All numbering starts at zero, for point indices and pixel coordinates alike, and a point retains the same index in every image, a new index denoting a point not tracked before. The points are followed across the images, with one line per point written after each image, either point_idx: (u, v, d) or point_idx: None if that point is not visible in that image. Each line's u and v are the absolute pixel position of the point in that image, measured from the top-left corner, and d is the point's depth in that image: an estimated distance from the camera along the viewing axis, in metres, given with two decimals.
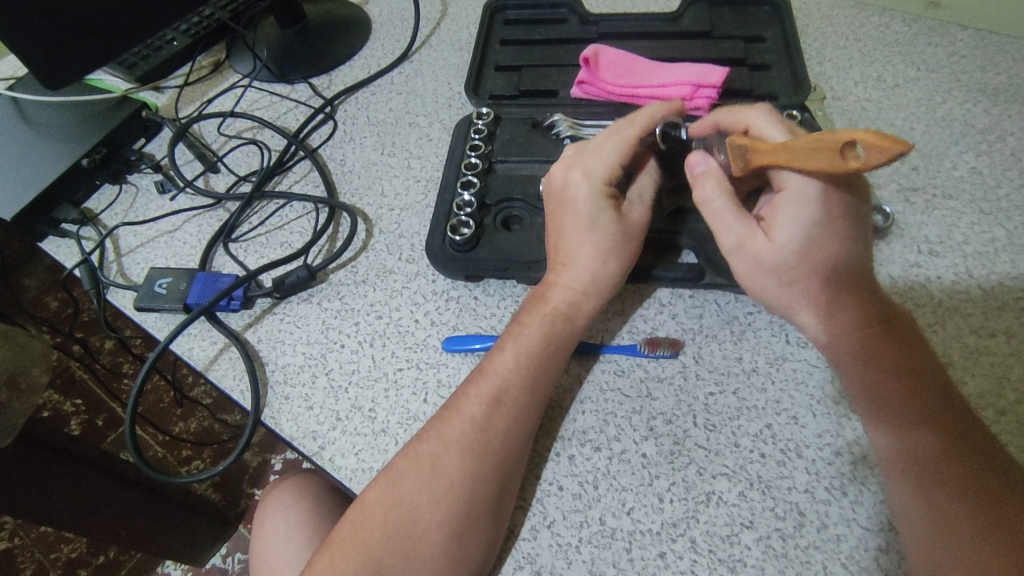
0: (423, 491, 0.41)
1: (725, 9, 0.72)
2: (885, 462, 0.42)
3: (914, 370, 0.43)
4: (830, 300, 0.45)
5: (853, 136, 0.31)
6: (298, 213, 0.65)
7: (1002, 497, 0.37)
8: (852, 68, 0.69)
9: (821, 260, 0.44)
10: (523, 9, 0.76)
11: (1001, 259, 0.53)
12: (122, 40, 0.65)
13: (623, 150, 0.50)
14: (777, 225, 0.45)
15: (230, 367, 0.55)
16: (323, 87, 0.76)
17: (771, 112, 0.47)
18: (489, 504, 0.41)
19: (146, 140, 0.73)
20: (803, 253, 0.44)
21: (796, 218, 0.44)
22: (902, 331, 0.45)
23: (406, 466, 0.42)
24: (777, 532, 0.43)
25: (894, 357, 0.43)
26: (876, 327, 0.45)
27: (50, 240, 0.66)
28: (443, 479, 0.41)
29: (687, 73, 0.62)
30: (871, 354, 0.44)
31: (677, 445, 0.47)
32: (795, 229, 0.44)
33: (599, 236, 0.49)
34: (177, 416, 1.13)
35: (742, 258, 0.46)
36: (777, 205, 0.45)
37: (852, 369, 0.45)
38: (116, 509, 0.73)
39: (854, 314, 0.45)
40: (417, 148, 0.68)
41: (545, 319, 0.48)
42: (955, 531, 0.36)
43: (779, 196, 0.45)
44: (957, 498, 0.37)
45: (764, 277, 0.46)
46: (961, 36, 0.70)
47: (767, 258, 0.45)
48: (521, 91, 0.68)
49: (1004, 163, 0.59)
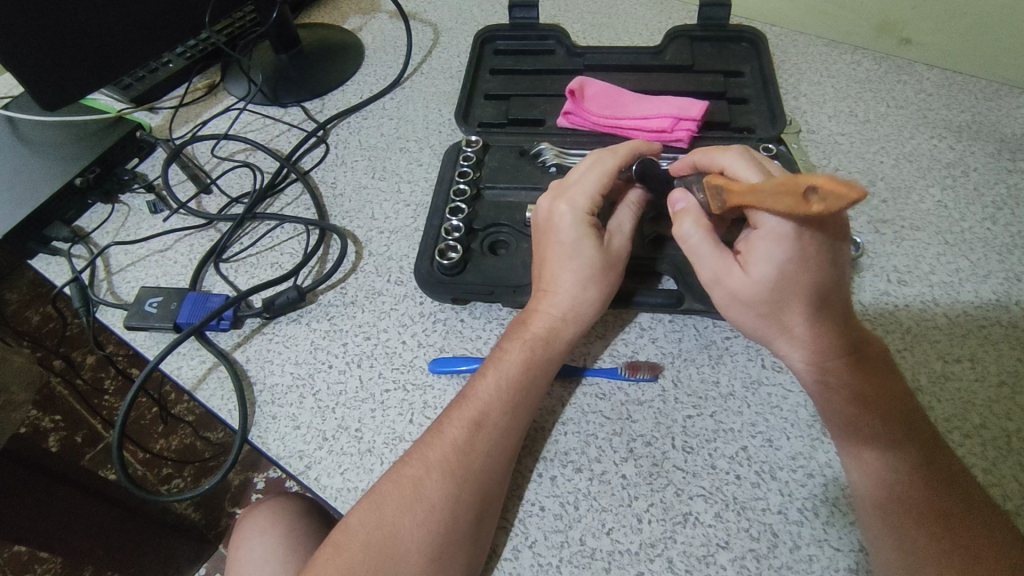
0: (406, 514, 0.42)
1: (706, 45, 0.75)
2: (858, 489, 0.43)
3: (880, 398, 0.45)
4: (802, 330, 0.46)
5: (810, 181, 0.30)
6: (289, 234, 0.66)
7: (962, 517, 0.38)
8: (826, 104, 0.72)
9: (796, 295, 0.45)
10: (513, 40, 0.79)
11: (964, 288, 0.56)
12: (117, 59, 0.66)
13: (601, 180, 0.52)
14: (753, 260, 0.45)
15: (219, 386, 0.56)
16: (316, 111, 0.78)
17: (745, 153, 0.48)
18: (470, 527, 0.42)
19: (139, 160, 0.74)
20: (777, 288, 0.45)
21: (771, 256, 0.44)
22: (878, 361, 0.46)
23: (389, 489, 0.43)
24: (751, 552, 0.44)
25: (869, 386, 0.45)
26: (848, 358, 0.46)
27: (40, 257, 0.66)
28: (426, 503, 0.42)
29: (668, 106, 0.65)
30: (843, 386, 0.46)
31: (655, 466, 0.48)
32: (769, 266, 0.44)
33: (582, 262, 0.51)
34: (158, 433, 1.13)
35: (721, 291, 0.48)
36: (753, 242, 0.45)
37: (827, 396, 0.46)
38: (95, 527, 0.72)
39: (828, 343, 0.46)
40: (407, 172, 0.70)
41: (527, 349, 0.50)
42: (917, 553, 0.38)
43: (755, 233, 0.45)
44: (918, 521, 0.39)
45: (741, 310, 0.48)
46: (927, 75, 0.73)
47: (742, 294, 0.47)
48: (509, 120, 0.70)
49: (968, 197, 0.62)
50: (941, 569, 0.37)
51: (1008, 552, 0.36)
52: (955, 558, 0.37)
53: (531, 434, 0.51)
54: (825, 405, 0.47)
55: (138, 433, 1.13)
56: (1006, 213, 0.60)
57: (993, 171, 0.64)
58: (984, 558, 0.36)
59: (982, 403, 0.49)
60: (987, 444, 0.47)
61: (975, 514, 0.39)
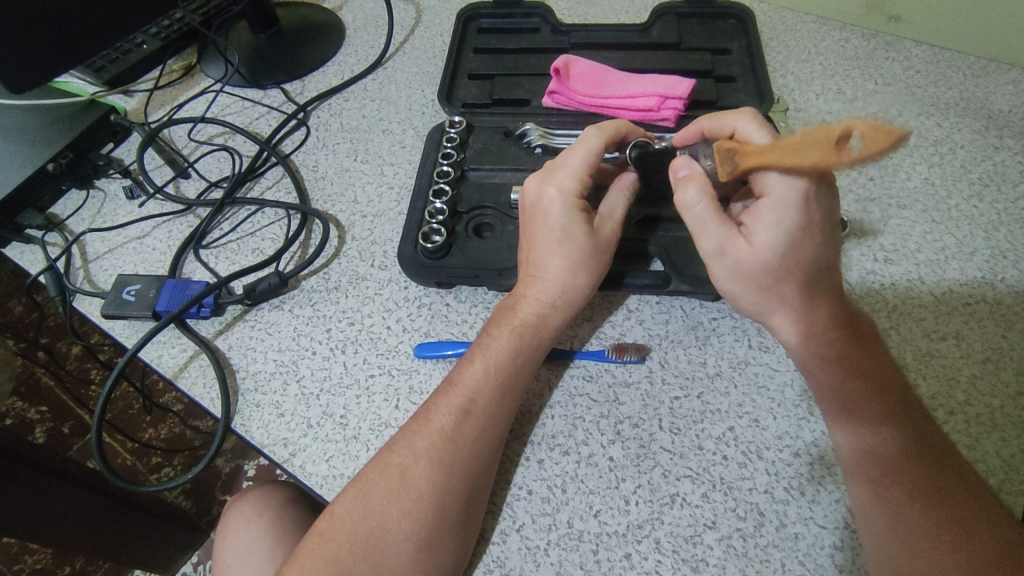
0: (392, 502, 0.41)
1: (693, 22, 0.74)
2: (849, 463, 0.43)
3: (872, 373, 0.44)
4: (799, 303, 0.46)
5: (850, 127, 0.31)
6: (270, 219, 0.65)
7: (955, 493, 0.38)
8: (814, 82, 0.71)
9: (794, 264, 0.45)
10: (497, 18, 0.77)
11: (950, 266, 0.56)
12: (80, 24, 0.63)
13: (587, 161, 0.51)
14: (757, 228, 0.45)
15: (200, 375, 0.55)
16: (296, 93, 0.76)
17: (756, 117, 0.48)
18: (458, 513, 0.42)
19: (114, 144, 0.72)
20: (782, 258, 0.44)
21: (777, 222, 0.43)
22: (872, 339, 0.47)
23: (377, 478, 0.43)
24: (738, 532, 0.44)
25: (865, 361, 0.45)
26: (842, 334, 0.46)
27: (14, 245, 0.65)
28: (412, 491, 0.42)
29: (654, 86, 0.64)
30: (839, 360, 0.46)
31: (643, 448, 0.48)
32: (775, 233, 0.44)
33: (571, 245, 0.50)
34: (145, 423, 1.12)
35: (723, 262, 0.46)
36: (758, 209, 0.45)
37: (821, 369, 0.46)
38: (83, 520, 0.71)
39: (823, 317, 0.46)
40: (390, 155, 0.69)
41: (513, 335, 0.49)
42: (910, 529, 0.38)
43: (762, 200, 0.44)
44: (911, 495, 0.39)
45: (740, 282, 0.47)
46: (915, 52, 0.73)
47: (746, 265, 0.45)
48: (493, 100, 0.69)
49: (954, 174, 0.62)
50: (933, 541, 0.37)
51: (997, 524, 0.37)
52: (948, 531, 0.37)
53: (518, 419, 0.50)
54: (820, 380, 0.46)
55: (124, 423, 1.12)
56: (992, 190, 0.60)
57: (980, 148, 0.63)
58: (975, 530, 0.36)
59: (967, 380, 0.49)
60: (972, 420, 0.47)
61: (966, 488, 0.39)
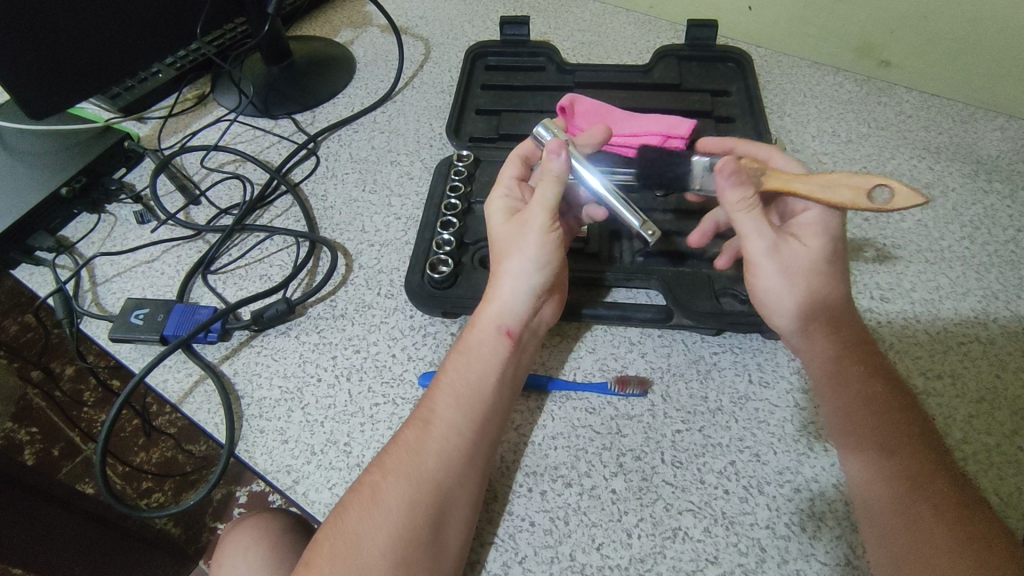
0: (365, 520, 0.41)
1: (693, 64, 0.77)
2: (860, 487, 0.43)
3: (870, 400, 0.45)
4: (829, 320, 0.49)
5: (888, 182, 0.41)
6: (278, 246, 0.66)
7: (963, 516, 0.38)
8: (810, 124, 0.74)
9: (834, 270, 0.50)
10: (504, 56, 0.80)
11: (944, 305, 0.57)
12: (102, 52, 0.65)
13: (512, 171, 0.57)
14: (806, 234, 0.50)
15: (205, 401, 0.55)
16: (306, 123, 0.78)
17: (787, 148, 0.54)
18: (431, 531, 0.41)
19: (126, 170, 0.74)
20: (824, 262, 0.49)
21: (823, 229, 0.49)
22: (883, 368, 0.47)
23: (351, 498, 0.43)
24: (740, 567, 0.44)
25: (872, 385, 0.46)
26: (856, 354, 0.48)
27: (23, 266, 0.66)
28: (385, 508, 0.42)
29: (657, 124, 0.65)
30: (851, 384, 0.46)
31: (645, 481, 0.49)
32: (825, 237, 0.49)
33: (516, 253, 0.51)
34: (138, 446, 1.11)
35: (777, 258, 0.49)
36: (805, 222, 0.50)
37: (829, 392, 0.47)
38: (70, 546, 0.70)
39: (845, 336, 0.49)
40: (398, 186, 0.70)
41: (460, 354, 0.50)
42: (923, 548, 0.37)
43: (807, 215, 0.50)
44: (920, 520, 0.38)
45: (785, 279, 0.49)
46: (906, 97, 0.76)
47: (797, 261, 0.49)
48: (499, 134, 0.71)
49: (946, 217, 0.64)
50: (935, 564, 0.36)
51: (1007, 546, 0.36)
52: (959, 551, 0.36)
53: (509, 449, 0.51)
54: (832, 405, 0.47)
55: (118, 445, 1.11)
56: (983, 233, 0.62)
57: (971, 191, 0.66)
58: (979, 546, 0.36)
59: (963, 418, 0.50)
60: (969, 458, 0.48)
61: (969, 510, 0.38)
